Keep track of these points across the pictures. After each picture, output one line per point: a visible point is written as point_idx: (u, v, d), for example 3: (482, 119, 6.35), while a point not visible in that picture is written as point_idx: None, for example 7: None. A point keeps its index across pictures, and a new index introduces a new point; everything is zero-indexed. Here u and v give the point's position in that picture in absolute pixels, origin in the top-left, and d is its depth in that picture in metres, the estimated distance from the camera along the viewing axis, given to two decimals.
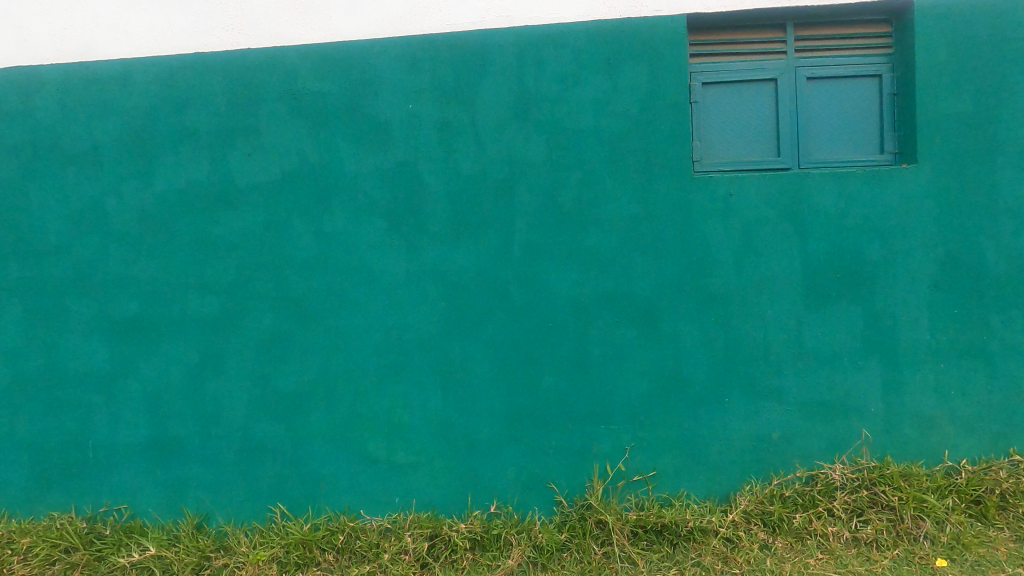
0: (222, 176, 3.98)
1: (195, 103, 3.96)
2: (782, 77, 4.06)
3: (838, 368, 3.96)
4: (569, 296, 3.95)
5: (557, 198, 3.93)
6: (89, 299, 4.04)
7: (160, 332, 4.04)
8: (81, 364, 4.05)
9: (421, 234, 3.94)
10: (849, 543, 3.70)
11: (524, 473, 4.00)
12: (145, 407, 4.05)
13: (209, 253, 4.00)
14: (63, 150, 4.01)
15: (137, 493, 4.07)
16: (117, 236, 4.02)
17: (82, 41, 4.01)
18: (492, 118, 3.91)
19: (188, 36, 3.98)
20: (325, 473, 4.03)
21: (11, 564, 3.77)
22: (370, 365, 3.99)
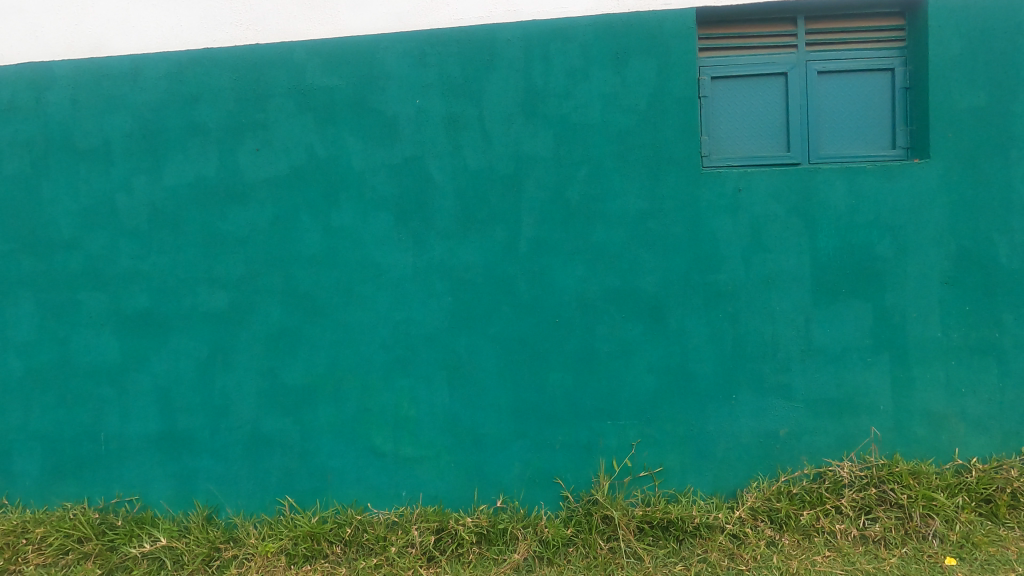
0: (332, 168, 3.91)
1: (341, 143, 3.89)
2: (899, 64, 3.92)
3: (981, 347, 3.81)
4: (706, 292, 3.82)
5: (682, 187, 3.81)
6: (199, 290, 3.98)
7: (314, 355, 3.95)
8: (195, 354, 4.01)
9: (562, 247, 3.84)
10: (997, 535, 3.53)
11: (679, 458, 3.87)
12: (265, 405, 3.98)
13: (320, 255, 3.92)
14: (168, 144, 3.97)
15: (261, 488, 3.99)
16: (223, 241, 3.96)
17: (200, 85, 3.93)
18: (617, 106, 3.81)
19: (303, 28, 3.90)
20: (503, 473, 3.90)
21: (161, 562, 3.70)
22: (525, 372, 3.88)
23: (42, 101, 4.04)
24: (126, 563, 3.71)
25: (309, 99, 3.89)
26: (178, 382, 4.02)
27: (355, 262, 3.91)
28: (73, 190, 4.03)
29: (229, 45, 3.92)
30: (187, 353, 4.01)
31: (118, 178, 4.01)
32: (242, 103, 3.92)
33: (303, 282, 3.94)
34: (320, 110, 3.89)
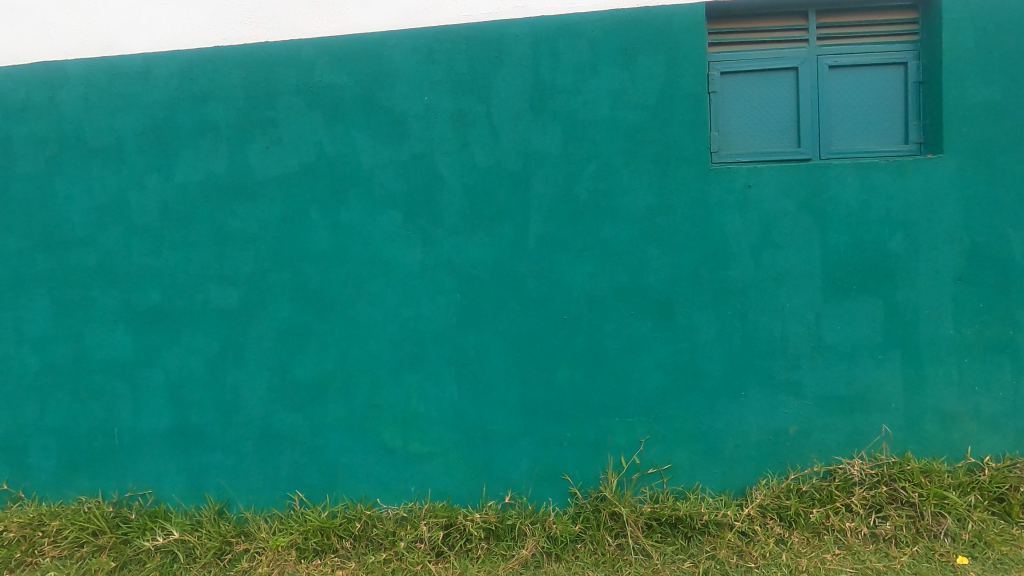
0: (185, 183, 3.39)
1: (206, 92, 3.36)
2: (805, 65, 3.39)
3: (859, 361, 3.33)
4: (584, 288, 3.33)
5: (572, 188, 3.33)
6: (34, 253, 3.45)
7: (142, 323, 3.41)
8: (16, 327, 3.46)
9: (442, 220, 3.33)
10: (867, 539, 3.09)
11: (538, 465, 3.35)
12: (89, 387, 3.44)
13: (167, 224, 3.40)
14: (9, 104, 3.43)
15: (125, 472, 3.43)
16: (60, 199, 3.43)
17: (41, 20, 3.46)
18: (507, 107, 3.32)
19: (207, 31, 3.37)
20: (357, 469, 3.37)
21: (41, 546, 3.18)
22: (384, 356, 3.36)
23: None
24: None
25: (167, 39, 3.38)
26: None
27: (205, 221, 3.38)
28: None
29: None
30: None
31: None
32: (88, 40, 3.43)
33: (140, 237, 3.41)
34: (181, 52, 3.37)
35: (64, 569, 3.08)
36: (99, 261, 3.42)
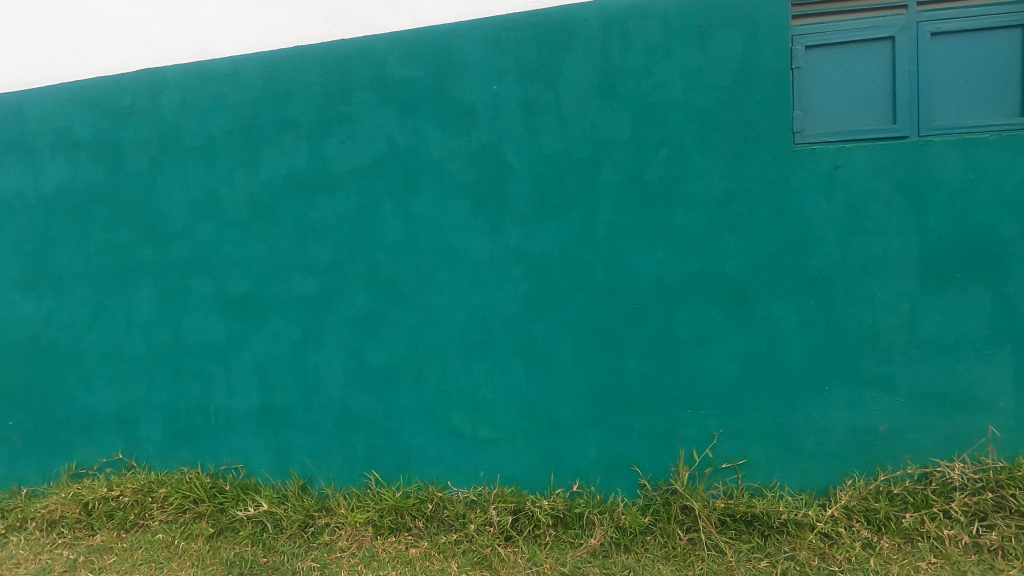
0: (271, 177, 3.59)
1: (289, 91, 3.54)
2: (903, 34, 3.10)
3: (963, 358, 3.04)
4: (654, 276, 3.24)
5: (642, 173, 3.24)
6: (142, 246, 3.77)
7: (232, 310, 3.67)
8: (128, 314, 3.81)
9: (509, 211, 3.35)
10: (969, 549, 2.83)
11: (607, 454, 3.32)
12: (189, 369, 3.74)
13: (254, 216, 3.62)
14: (120, 108, 3.76)
15: (219, 447, 3.71)
16: (164, 196, 3.73)
17: (144, 30, 3.76)
18: (576, 91, 3.27)
19: (288, 30, 3.55)
20: (428, 454, 3.48)
21: (150, 511, 3.51)
22: (452, 343, 3.43)
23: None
24: (60, 510, 3.57)
25: (252, 42, 3.59)
26: (96, 333, 3.85)
27: (287, 213, 3.58)
28: (24, 143, 3.89)
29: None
30: (107, 302, 3.83)
31: (65, 125, 3.83)
32: (183, 46, 3.69)
33: (230, 229, 3.65)
34: (264, 54, 3.56)
35: (170, 533, 3.39)
36: (195, 253, 3.70)
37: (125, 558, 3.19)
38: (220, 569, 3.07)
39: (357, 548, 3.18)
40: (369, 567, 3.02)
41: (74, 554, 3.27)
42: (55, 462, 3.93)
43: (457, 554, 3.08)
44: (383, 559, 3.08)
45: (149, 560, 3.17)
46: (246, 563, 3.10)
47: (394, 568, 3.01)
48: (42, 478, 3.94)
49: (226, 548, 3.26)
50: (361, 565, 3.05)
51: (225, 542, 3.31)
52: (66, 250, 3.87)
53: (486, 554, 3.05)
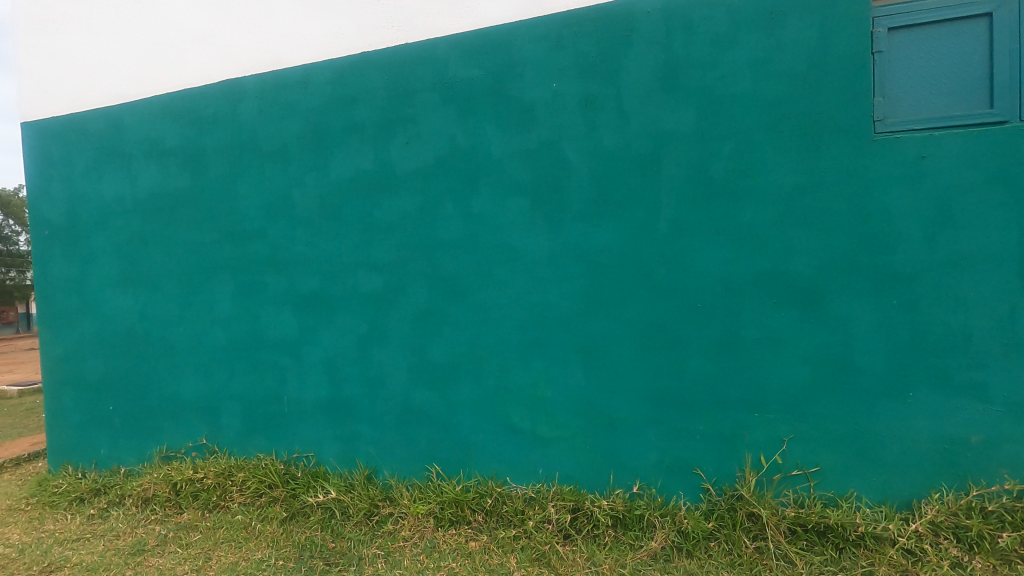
0: (339, 179, 3.74)
1: (356, 95, 3.68)
2: (1002, 8, 2.81)
3: None
4: (719, 274, 3.14)
5: (707, 167, 3.14)
6: (222, 245, 4.04)
7: (303, 306, 3.86)
8: (211, 309, 4.09)
9: (568, 208, 3.34)
10: None
11: (668, 456, 3.25)
12: (265, 361, 3.97)
13: (323, 216, 3.79)
14: (204, 117, 4.04)
15: (291, 436, 3.92)
16: (242, 198, 3.97)
17: (224, 43, 4.02)
18: (637, 85, 3.21)
19: (354, 37, 3.70)
20: (488, 449, 3.53)
21: (230, 494, 3.75)
22: (512, 340, 3.46)
23: (90, 61, 4.36)
24: (153, 489, 3.89)
25: (322, 50, 3.76)
26: (183, 326, 4.16)
27: (354, 213, 3.72)
28: (122, 151, 4.26)
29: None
30: (193, 298, 4.13)
31: (156, 134, 4.16)
32: (259, 56, 3.92)
33: (301, 229, 3.84)
34: (333, 60, 3.72)
35: (247, 515, 3.60)
36: (270, 252, 3.92)
37: (208, 536, 3.42)
38: (292, 551, 3.21)
39: (419, 538, 3.23)
40: (430, 557, 3.06)
41: (165, 529, 3.54)
42: (148, 444, 4.28)
43: (517, 549, 3.06)
44: (444, 550, 3.11)
45: (229, 539, 3.38)
46: (314, 546, 3.22)
47: (455, 560, 3.02)
48: (138, 459, 4.31)
49: (298, 532, 3.41)
50: (423, 554, 3.09)
51: (296, 526, 3.47)
52: (158, 250, 4.20)
53: (544, 551, 3.01)
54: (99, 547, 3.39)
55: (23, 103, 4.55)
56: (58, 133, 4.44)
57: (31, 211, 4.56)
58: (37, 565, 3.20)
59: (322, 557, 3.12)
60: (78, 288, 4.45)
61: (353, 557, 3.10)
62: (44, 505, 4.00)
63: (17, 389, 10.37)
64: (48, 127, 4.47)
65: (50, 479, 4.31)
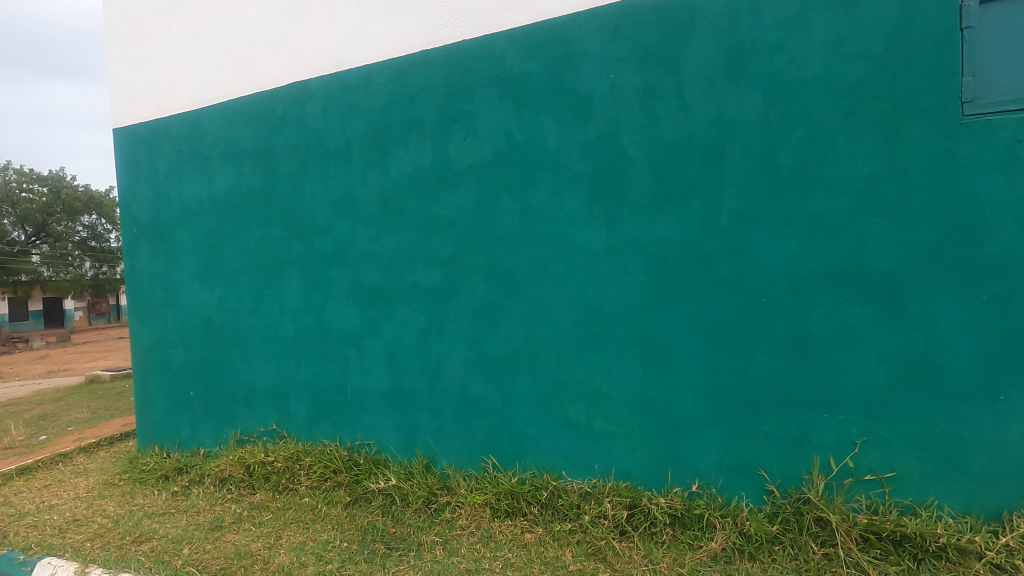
0: (400, 174, 3.84)
1: (416, 94, 3.76)
2: None
3: None
4: (786, 268, 3.00)
5: (774, 156, 3.00)
6: (291, 240, 4.24)
7: (365, 299, 4.00)
8: (281, 302, 4.30)
9: (626, 201, 3.29)
10: None
11: (729, 455, 3.15)
12: (330, 351, 4.15)
13: (384, 212, 3.91)
14: (274, 118, 4.25)
15: (355, 424, 4.08)
16: (309, 196, 4.16)
17: (293, 47, 4.20)
18: (700, 73, 3.11)
19: (415, 36, 3.78)
20: (543, 442, 3.54)
21: (298, 477, 3.94)
22: (568, 335, 3.46)
23: (172, 70, 4.67)
24: (229, 470, 4.15)
25: (383, 50, 3.87)
26: (255, 318, 4.41)
27: (414, 209, 3.82)
28: (202, 153, 4.54)
29: (318, 4, 4.09)
30: (264, 291, 4.36)
31: (231, 136, 4.41)
32: (325, 59, 4.07)
33: (363, 225, 3.98)
34: (393, 60, 3.82)
35: (314, 497, 3.78)
36: (334, 247, 4.08)
37: (279, 516, 3.62)
38: (355, 534, 3.34)
39: (475, 527, 3.28)
40: (486, 546, 3.10)
41: (240, 508, 3.78)
42: (225, 428, 4.57)
43: (572, 543, 3.05)
44: (500, 540, 3.14)
45: (298, 519, 3.57)
46: (376, 530, 3.34)
47: (510, 550, 3.05)
48: (215, 442, 4.61)
49: (360, 516, 3.55)
50: (479, 543, 3.14)
51: (360, 510, 3.61)
52: (233, 246, 4.46)
53: (600, 546, 2.99)
54: (183, 522, 3.66)
55: (115, 111, 4.93)
56: (145, 138, 4.79)
57: (123, 211, 4.95)
58: (129, 535, 3.50)
59: (384, 541, 3.24)
60: (163, 281, 4.79)
61: (412, 542, 3.19)
62: (134, 481, 4.36)
63: (109, 374, 11.32)
64: (137, 133, 4.83)
65: (140, 457, 4.69)
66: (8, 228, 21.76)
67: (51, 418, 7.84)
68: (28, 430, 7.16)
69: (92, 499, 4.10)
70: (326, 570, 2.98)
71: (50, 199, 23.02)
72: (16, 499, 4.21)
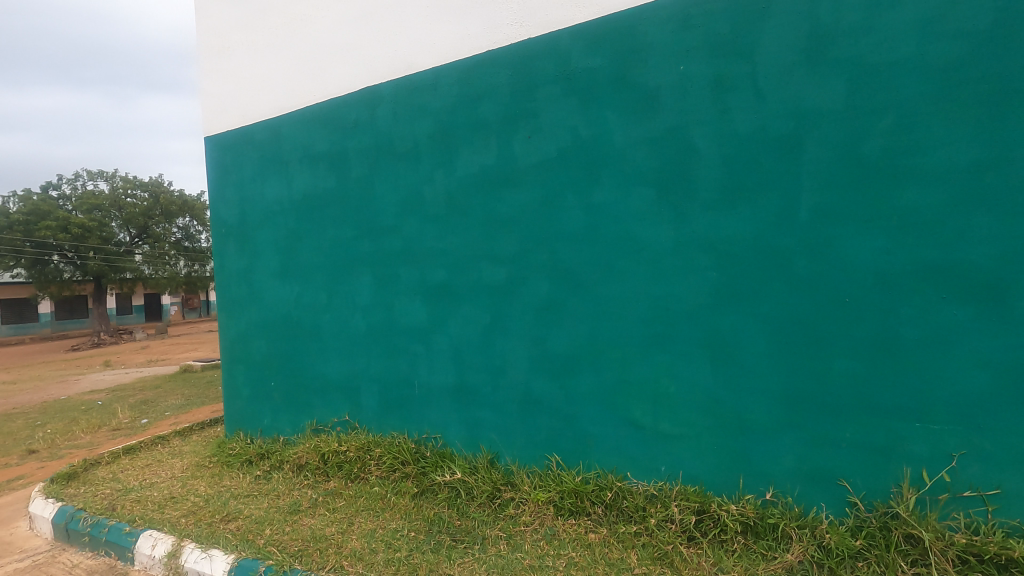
0: (466, 173, 3.91)
1: (482, 94, 3.81)
2: None
3: None
4: (872, 266, 2.80)
5: (858, 146, 2.81)
6: (363, 239, 4.41)
7: (433, 296, 4.11)
8: (354, 298, 4.50)
9: (696, 196, 3.19)
10: None
11: (807, 463, 2.98)
12: (399, 346, 4.29)
13: (450, 211, 3.99)
14: (348, 122, 4.44)
15: (422, 418, 4.20)
16: (380, 196, 4.31)
17: (365, 53, 4.37)
18: (776, 60, 2.97)
19: (481, 37, 3.83)
20: (608, 442, 3.50)
21: (369, 467, 4.11)
22: (634, 333, 3.39)
23: (256, 80, 4.99)
24: (306, 457, 4.39)
25: (450, 52, 3.95)
26: (330, 313, 4.63)
27: (479, 207, 3.87)
28: (282, 158, 4.82)
29: (388, 10, 4.23)
30: (339, 288, 4.57)
31: (309, 141, 4.65)
32: (395, 63, 4.21)
33: (431, 224, 4.08)
34: (460, 62, 3.89)
35: (384, 487, 3.93)
36: (404, 245, 4.21)
37: (351, 503, 3.79)
38: (423, 524, 3.44)
39: (539, 525, 3.29)
40: (550, 544, 3.11)
41: (316, 494, 3.99)
42: (303, 418, 4.84)
43: (637, 546, 3.00)
44: (564, 538, 3.14)
45: (369, 507, 3.72)
46: (442, 522, 3.43)
47: (574, 549, 3.03)
48: (294, 430, 4.88)
49: (427, 507, 3.65)
50: (543, 541, 3.15)
51: (426, 502, 3.72)
52: (310, 245, 4.71)
53: (666, 551, 2.92)
54: (265, 504, 3.91)
55: (207, 120, 5.33)
56: (233, 145, 5.14)
57: (214, 213, 5.34)
58: (219, 513, 3.78)
59: (449, 533, 3.32)
60: (248, 279, 5.13)
61: (477, 536, 3.25)
62: (223, 464, 4.70)
63: (200, 365, 12.23)
64: (225, 140, 5.19)
65: (227, 442, 5.05)
66: (117, 230, 23.96)
67: (150, 404, 8.57)
68: (132, 414, 7.89)
69: (186, 479, 4.46)
70: (395, 557, 3.09)
71: (151, 204, 25.15)
72: (123, 476, 4.65)
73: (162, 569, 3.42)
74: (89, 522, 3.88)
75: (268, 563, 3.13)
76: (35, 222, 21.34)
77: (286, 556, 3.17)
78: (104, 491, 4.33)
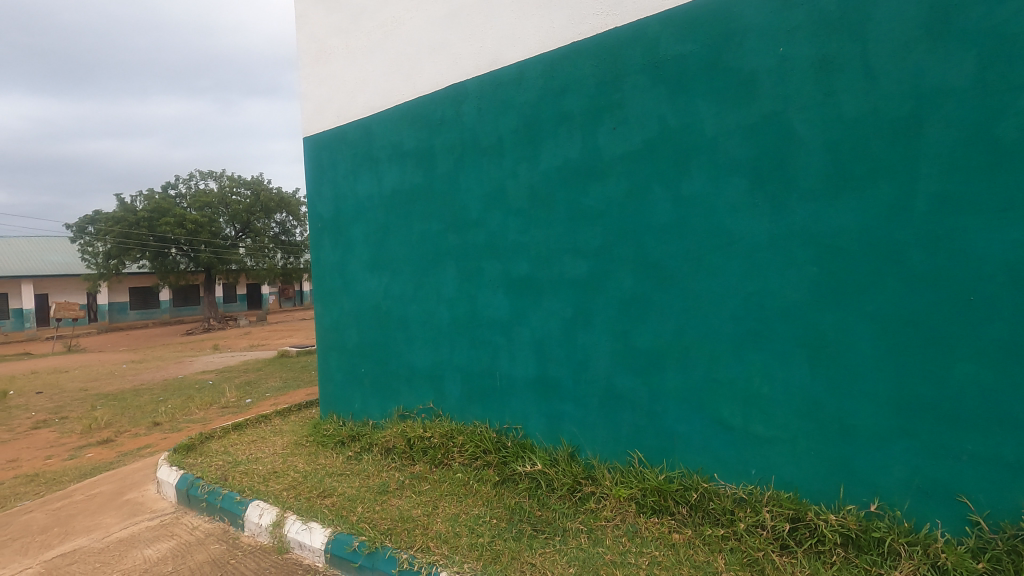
0: (549, 166, 3.90)
1: (567, 86, 3.78)
2: None
3: None
4: (1005, 261, 2.51)
5: (991, 127, 2.51)
6: (449, 232, 4.53)
7: (515, 289, 4.15)
8: (439, 289, 4.64)
9: (795, 185, 2.99)
10: None
11: (919, 476, 2.73)
12: (483, 337, 4.37)
13: (534, 204, 4.00)
14: (435, 118, 4.56)
15: (504, 408, 4.27)
16: (465, 190, 4.40)
17: (452, 49, 4.47)
18: (891, 35, 2.71)
19: (567, 28, 3.81)
20: (694, 442, 3.38)
21: (453, 454, 4.24)
22: (723, 330, 3.25)
23: (351, 82, 5.25)
24: (394, 441, 4.60)
25: (535, 46, 3.94)
26: (417, 305, 4.80)
27: (562, 201, 3.86)
28: (374, 154, 5.04)
29: (475, 7, 4.29)
30: (425, 280, 4.74)
31: (398, 138, 4.83)
32: (480, 59, 4.27)
33: (514, 217, 4.12)
34: (545, 55, 3.89)
35: (466, 474, 4.05)
36: (487, 239, 4.29)
37: (436, 488, 3.94)
38: (504, 512, 3.51)
39: (620, 521, 3.25)
40: (632, 541, 3.06)
41: (403, 477, 4.18)
42: (391, 403, 5.07)
43: (725, 550, 2.89)
44: (646, 537, 3.08)
45: (452, 492, 3.84)
46: (523, 512, 3.48)
47: (657, 548, 2.97)
48: (382, 415, 5.13)
49: (509, 496, 3.72)
50: (625, 537, 3.11)
51: (507, 491, 3.78)
52: (398, 238, 4.90)
53: (757, 558, 2.79)
54: (358, 483, 4.14)
55: (306, 121, 5.67)
56: (329, 143, 5.44)
57: (312, 209, 5.69)
58: (316, 489, 4.05)
59: (531, 523, 3.36)
60: (342, 270, 5.42)
61: (558, 528, 3.27)
62: (319, 444, 5.03)
63: (296, 350, 13.11)
64: (322, 139, 5.50)
65: (323, 423, 5.40)
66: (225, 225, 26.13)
67: (254, 385, 9.30)
68: (238, 394, 8.62)
69: (287, 456, 4.82)
70: (479, 542, 3.18)
71: (253, 201, 27.19)
72: (234, 450, 5.10)
73: (268, 537, 3.72)
74: (206, 489, 4.30)
75: (361, 539, 3.32)
76: (159, 220, 23.76)
77: (377, 533, 3.35)
78: (218, 462, 4.77)
